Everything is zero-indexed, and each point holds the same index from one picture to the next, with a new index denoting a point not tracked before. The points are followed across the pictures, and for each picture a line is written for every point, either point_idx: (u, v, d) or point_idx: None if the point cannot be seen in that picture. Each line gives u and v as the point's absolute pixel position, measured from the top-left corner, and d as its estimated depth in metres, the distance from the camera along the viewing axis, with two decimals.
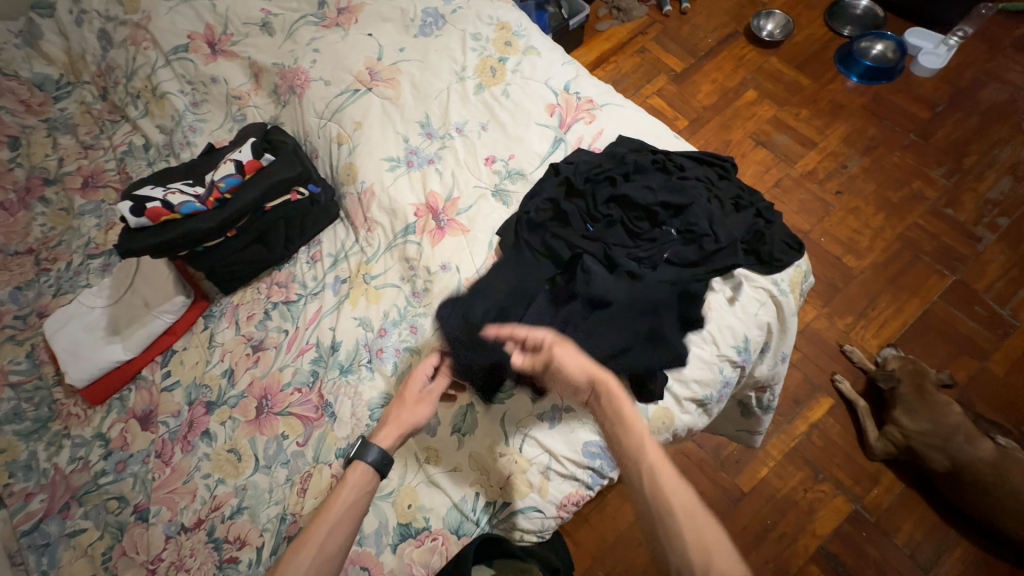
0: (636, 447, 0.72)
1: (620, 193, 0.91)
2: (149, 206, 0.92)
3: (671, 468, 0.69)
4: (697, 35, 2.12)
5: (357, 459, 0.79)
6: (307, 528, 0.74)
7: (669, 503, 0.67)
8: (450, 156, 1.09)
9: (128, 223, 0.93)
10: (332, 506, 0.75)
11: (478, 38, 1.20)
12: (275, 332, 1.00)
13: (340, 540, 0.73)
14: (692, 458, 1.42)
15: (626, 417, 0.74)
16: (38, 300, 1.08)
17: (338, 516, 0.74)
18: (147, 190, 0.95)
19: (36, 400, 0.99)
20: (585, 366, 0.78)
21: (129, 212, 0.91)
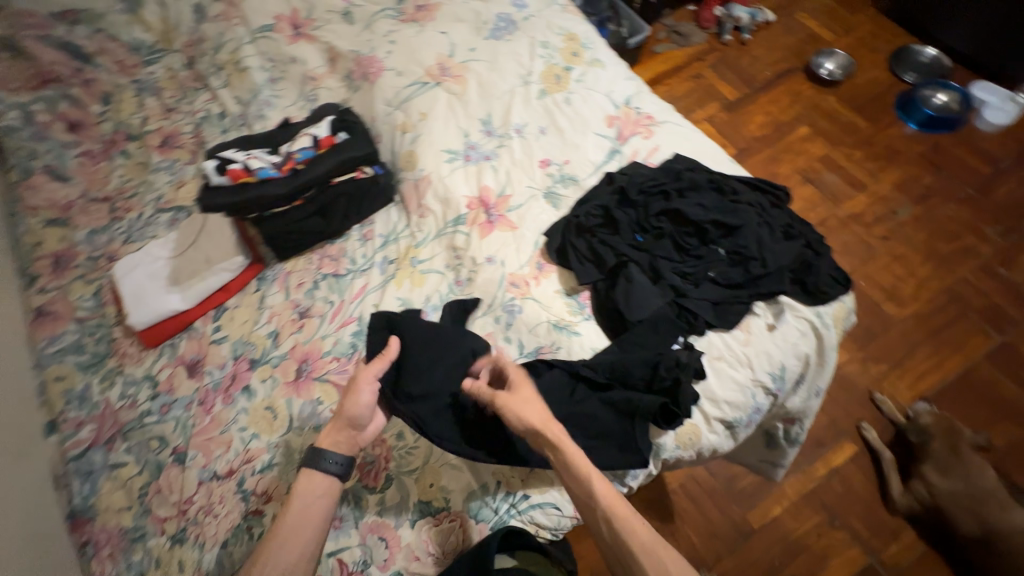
0: (588, 493, 0.72)
1: (673, 208, 0.92)
2: (231, 168, 1.01)
3: (622, 503, 0.72)
4: (754, 66, 2.12)
5: (311, 468, 0.78)
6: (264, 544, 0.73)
7: (624, 541, 0.70)
8: (507, 155, 1.12)
9: (211, 181, 1.02)
10: (289, 516, 0.74)
11: (547, 46, 1.24)
12: (321, 302, 1.04)
13: (305, 544, 0.73)
14: (704, 486, 1.39)
15: (576, 464, 0.74)
16: (110, 245, 1.16)
17: (294, 526, 0.73)
18: (232, 152, 1.05)
19: (97, 336, 1.05)
20: (530, 410, 0.77)
21: (213, 170, 1.00)
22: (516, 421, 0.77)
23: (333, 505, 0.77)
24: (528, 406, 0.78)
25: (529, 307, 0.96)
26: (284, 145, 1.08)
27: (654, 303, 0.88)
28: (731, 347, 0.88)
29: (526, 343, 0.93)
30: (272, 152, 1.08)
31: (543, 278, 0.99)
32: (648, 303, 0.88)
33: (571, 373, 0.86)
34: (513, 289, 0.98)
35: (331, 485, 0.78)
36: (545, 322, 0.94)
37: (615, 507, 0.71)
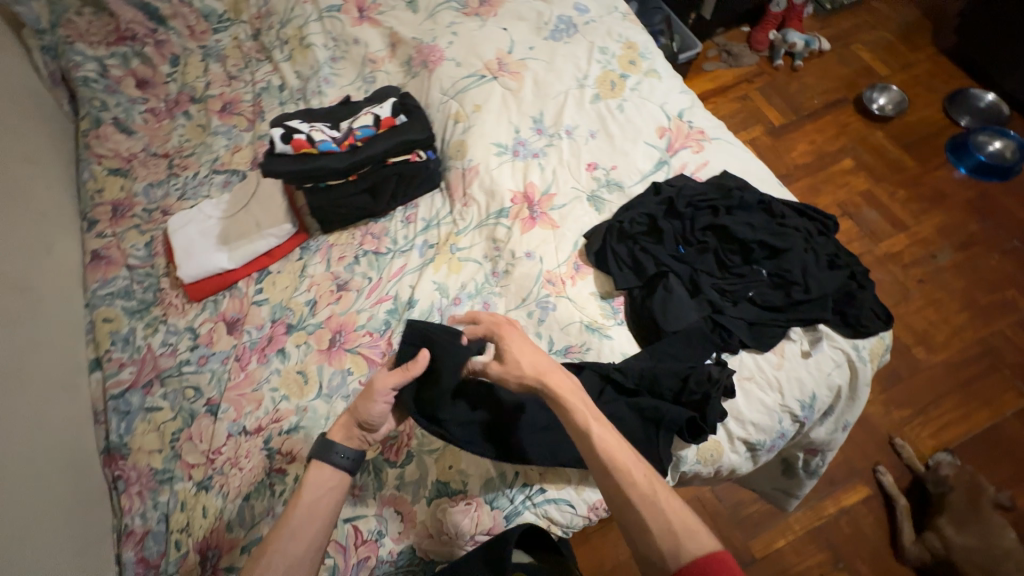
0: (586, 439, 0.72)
1: (720, 224, 0.92)
2: (296, 137, 1.03)
3: (624, 455, 0.71)
4: (804, 94, 2.10)
5: (320, 459, 0.78)
6: (269, 538, 0.73)
7: (627, 496, 0.68)
8: (555, 154, 1.14)
9: (274, 148, 1.03)
10: (295, 510, 0.74)
11: (605, 52, 1.25)
12: (360, 277, 1.07)
13: (312, 538, 0.73)
14: (708, 509, 1.38)
15: (570, 409, 0.74)
16: (165, 200, 1.21)
17: (300, 521, 0.73)
18: (296, 123, 1.08)
19: (146, 285, 1.09)
20: (526, 358, 0.79)
21: (278, 138, 1.03)
22: (515, 373, 0.79)
23: (340, 499, 0.77)
24: (524, 352, 0.80)
25: (563, 306, 0.97)
26: (345, 121, 1.10)
27: (689, 316, 0.89)
28: (763, 369, 0.88)
29: (556, 340, 0.94)
30: (334, 126, 1.10)
31: (579, 279, 1.00)
32: (684, 316, 0.89)
33: (603, 376, 0.87)
34: (548, 286, 0.99)
35: (338, 480, 0.78)
36: (577, 322, 0.95)
37: (618, 460, 0.70)
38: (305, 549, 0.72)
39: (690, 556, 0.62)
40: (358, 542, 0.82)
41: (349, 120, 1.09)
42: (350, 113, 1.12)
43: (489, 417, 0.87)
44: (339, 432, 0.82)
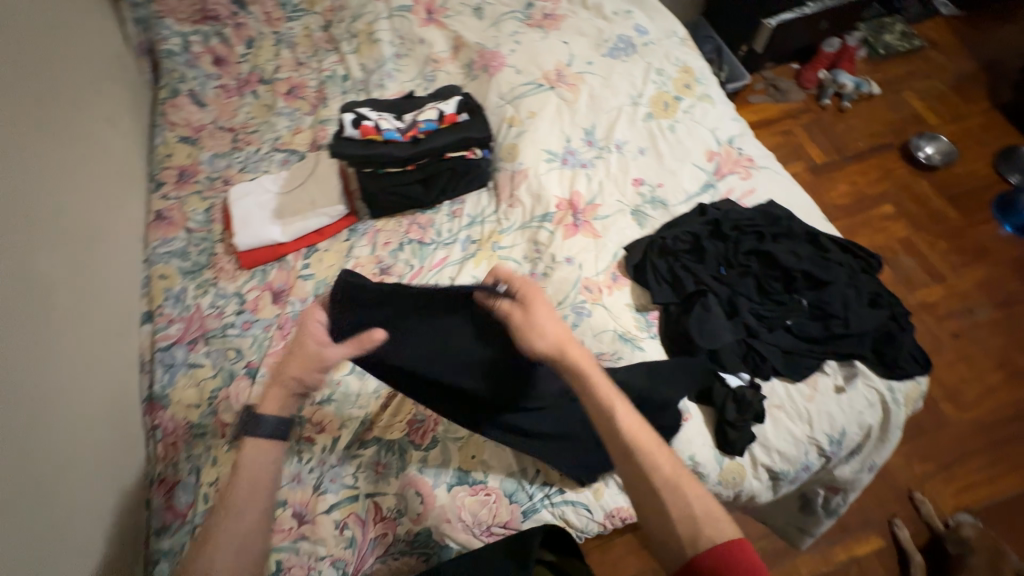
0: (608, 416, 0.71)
1: (765, 250, 0.93)
2: (364, 125, 1.09)
3: (645, 435, 0.70)
4: (849, 135, 2.09)
5: (247, 438, 0.76)
6: (211, 522, 0.71)
7: (649, 478, 0.68)
8: (602, 167, 1.16)
9: (343, 132, 1.10)
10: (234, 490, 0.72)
11: (661, 74, 1.28)
12: (402, 264, 1.10)
13: (259, 513, 0.72)
14: None
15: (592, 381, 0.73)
16: (227, 170, 1.27)
17: (242, 501, 0.71)
18: (366, 110, 1.13)
19: (201, 248, 1.15)
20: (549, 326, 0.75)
21: (348, 123, 1.09)
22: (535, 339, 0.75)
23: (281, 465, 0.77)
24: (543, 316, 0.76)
25: (599, 313, 0.98)
26: (411, 113, 1.15)
27: (725, 337, 0.89)
28: (794, 399, 0.88)
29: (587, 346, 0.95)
30: (400, 117, 1.15)
31: (616, 290, 1.02)
32: (720, 336, 0.89)
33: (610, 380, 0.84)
34: (585, 292, 1.01)
35: (275, 454, 0.77)
36: (611, 330, 0.96)
37: (640, 444, 0.70)
38: (254, 526, 0.71)
39: (709, 544, 0.63)
40: (376, 518, 0.84)
41: (415, 113, 1.14)
42: (414, 107, 1.17)
43: (510, 397, 0.84)
44: (270, 403, 0.78)
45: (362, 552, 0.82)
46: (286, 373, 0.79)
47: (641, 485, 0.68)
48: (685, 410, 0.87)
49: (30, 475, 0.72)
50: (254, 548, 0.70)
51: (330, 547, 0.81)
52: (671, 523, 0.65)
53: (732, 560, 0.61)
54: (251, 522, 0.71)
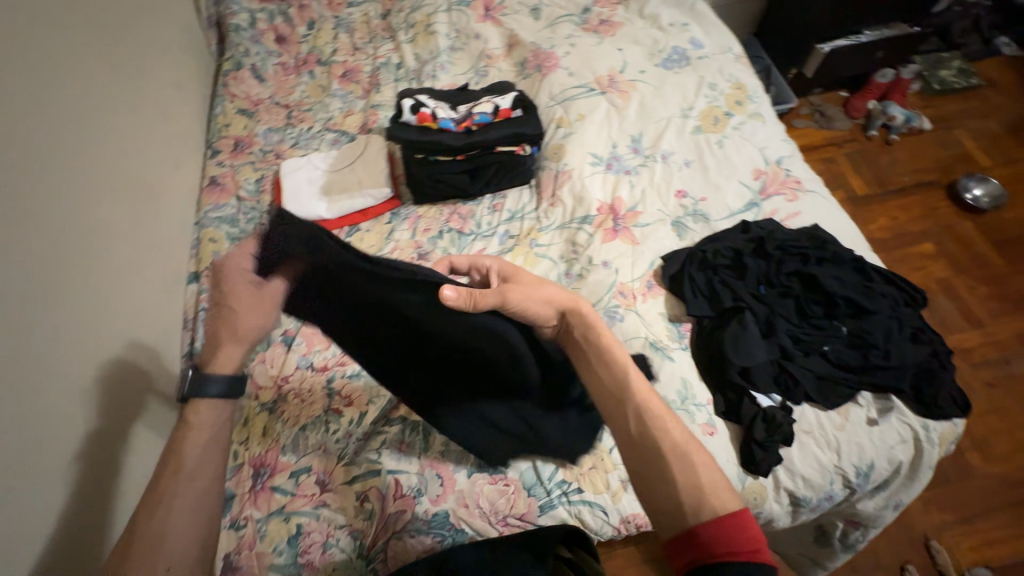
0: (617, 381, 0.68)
1: (809, 272, 0.93)
2: (421, 111, 1.12)
3: (655, 402, 0.66)
4: (894, 168, 2.04)
5: (196, 399, 0.73)
6: (160, 482, 0.68)
7: (655, 444, 0.63)
8: (647, 175, 1.17)
9: (400, 117, 1.13)
10: (186, 455, 0.70)
11: (714, 88, 1.27)
12: (440, 251, 1.12)
13: (212, 475, 0.71)
14: None
15: (606, 347, 0.71)
16: (279, 145, 1.32)
17: (197, 462, 0.70)
18: (425, 98, 1.17)
19: (250, 217, 1.19)
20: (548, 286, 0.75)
21: (406, 109, 1.13)
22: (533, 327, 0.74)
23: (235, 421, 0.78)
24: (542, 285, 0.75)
25: (631, 319, 0.98)
26: (466, 106, 1.18)
27: (760, 356, 0.88)
28: (823, 426, 0.86)
29: None
30: (456, 108, 1.18)
31: (650, 298, 1.02)
32: (754, 354, 0.88)
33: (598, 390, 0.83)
34: (620, 297, 1.01)
35: (227, 413, 0.76)
36: (642, 337, 0.96)
37: (651, 406, 0.65)
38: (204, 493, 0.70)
39: (713, 514, 0.57)
40: (397, 494, 0.84)
41: (471, 105, 1.17)
42: (470, 99, 1.20)
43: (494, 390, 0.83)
44: (220, 360, 0.75)
45: (379, 526, 0.82)
46: (241, 330, 0.75)
47: (648, 449, 0.63)
48: (711, 424, 0.87)
49: (78, 414, 0.76)
50: (207, 509, 0.70)
51: (348, 517, 0.83)
52: (676, 485, 0.60)
53: (730, 529, 0.56)
54: (201, 482, 0.70)
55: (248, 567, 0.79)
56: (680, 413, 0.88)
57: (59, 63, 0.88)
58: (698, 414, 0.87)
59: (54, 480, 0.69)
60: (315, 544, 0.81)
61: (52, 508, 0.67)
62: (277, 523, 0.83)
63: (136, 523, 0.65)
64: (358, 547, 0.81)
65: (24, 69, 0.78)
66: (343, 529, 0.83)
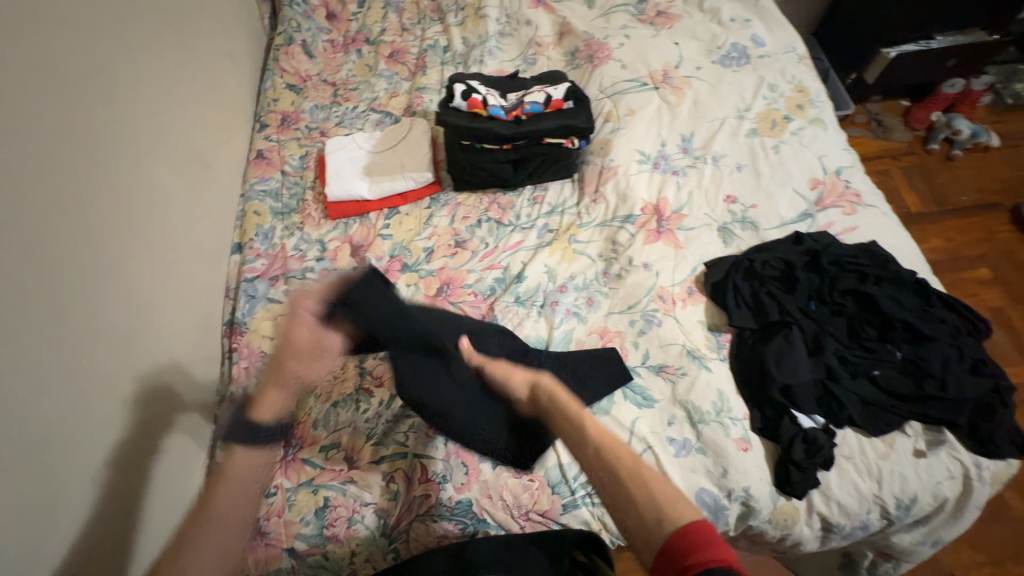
0: (574, 426, 0.67)
1: (865, 292, 0.88)
2: (473, 97, 1.10)
3: (609, 433, 0.64)
4: (953, 188, 1.90)
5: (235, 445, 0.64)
6: (189, 526, 0.60)
7: (613, 478, 0.60)
8: (695, 177, 1.12)
9: (450, 100, 1.11)
10: (214, 497, 0.61)
11: (774, 90, 1.21)
12: (477, 240, 1.12)
13: (236, 527, 0.61)
14: None
15: (562, 399, 0.71)
16: (325, 122, 1.32)
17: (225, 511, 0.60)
18: (476, 83, 1.14)
19: (293, 192, 1.21)
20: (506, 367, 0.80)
21: (458, 93, 1.10)
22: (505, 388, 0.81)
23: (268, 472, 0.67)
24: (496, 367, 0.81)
25: (669, 325, 0.96)
26: (517, 94, 1.15)
27: (804, 375, 0.84)
28: (866, 453, 0.83)
29: (651, 355, 0.94)
30: (506, 96, 1.15)
31: (689, 304, 0.99)
32: (799, 372, 0.84)
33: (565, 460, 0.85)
34: (658, 301, 0.99)
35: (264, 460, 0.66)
36: (679, 344, 0.94)
37: (612, 444, 0.63)
38: (229, 538, 0.61)
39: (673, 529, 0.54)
40: (422, 478, 0.85)
41: (522, 94, 1.14)
42: (521, 87, 1.18)
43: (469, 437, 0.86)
44: (263, 403, 0.69)
45: (403, 508, 0.84)
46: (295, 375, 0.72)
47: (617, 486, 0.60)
48: (746, 440, 0.85)
49: (122, 372, 0.79)
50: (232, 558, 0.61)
51: (373, 497, 0.84)
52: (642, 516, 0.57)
53: (690, 540, 0.52)
54: (226, 532, 0.60)
55: (276, 534, 0.82)
56: (715, 425, 0.86)
57: (116, 31, 0.90)
58: (733, 428, 0.85)
59: (98, 433, 0.72)
60: (341, 518, 0.83)
61: (95, 459, 0.71)
62: (306, 494, 0.85)
63: (160, 564, 0.58)
64: (381, 527, 0.83)
65: (81, 35, 0.80)
66: (368, 507, 0.84)
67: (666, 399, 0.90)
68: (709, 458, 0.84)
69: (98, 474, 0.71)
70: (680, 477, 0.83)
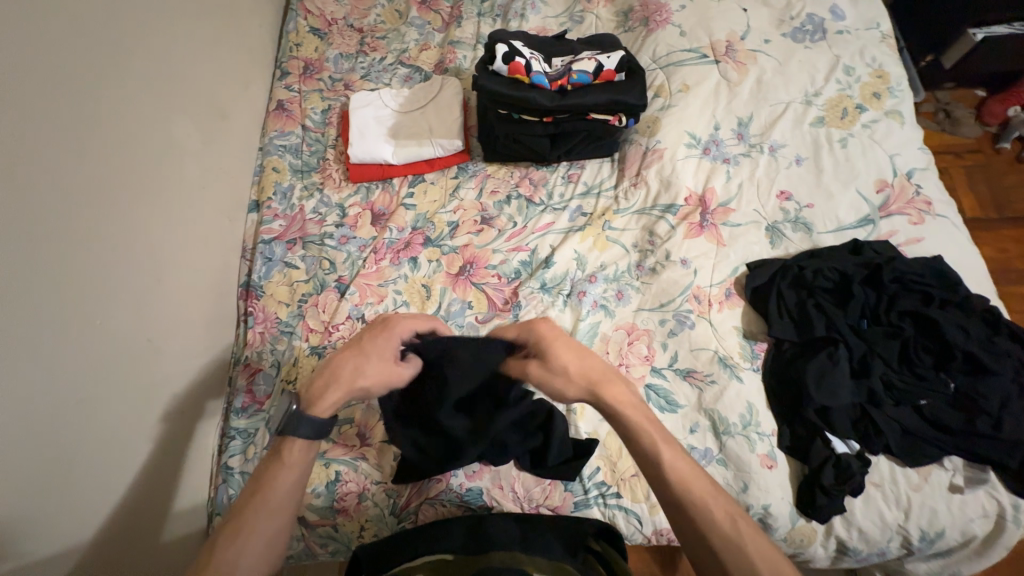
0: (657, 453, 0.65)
1: (928, 316, 0.80)
2: (515, 60, 0.98)
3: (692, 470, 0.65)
4: (1017, 192, 1.69)
5: (287, 432, 0.67)
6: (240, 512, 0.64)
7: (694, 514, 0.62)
8: (747, 167, 1.03)
9: (489, 63, 1.00)
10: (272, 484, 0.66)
11: (849, 73, 1.07)
12: (505, 218, 1.05)
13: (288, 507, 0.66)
14: None
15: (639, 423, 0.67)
16: (349, 73, 1.23)
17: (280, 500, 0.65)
18: (518, 44, 1.02)
19: (313, 149, 1.14)
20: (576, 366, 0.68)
21: (499, 54, 0.98)
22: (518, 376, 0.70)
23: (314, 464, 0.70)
24: (569, 353, 0.68)
25: (702, 328, 0.91)
26: (563, 60, 1.03)
27: (845, 397, 0.80)
28: (897, 483, 0.79)
29: (680, 358, 0.89)
30: (550, 62, 1.04)
31: (726, 308, 0.93)
32: (839, 394, 0.79)
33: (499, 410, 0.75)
34: (693, 301, 0.93)
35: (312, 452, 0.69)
36: (711, 350, 0.89)
37: (690, 485, 0.63)
38: (286, 511, 0.66)
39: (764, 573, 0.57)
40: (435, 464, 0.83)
41: (569, 61, 1.02)
42: (568, 52, 1.06)
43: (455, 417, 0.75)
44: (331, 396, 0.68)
45: (412, 489, 0.83)
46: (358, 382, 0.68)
47: (691, 524, 0.63)
48: (771, 457, 0.81)
49: (134, 333, 0.77)
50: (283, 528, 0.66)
51: (383, 477, 0.84)
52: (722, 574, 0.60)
53: None
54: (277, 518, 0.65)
55: None
56: (740, 438, 0.82)
57: None
58: (759, 444, 0.82)
59: (110, 395, 0.72)
60: (351, 493, 0.83)
61: (106, 420, 0.71)
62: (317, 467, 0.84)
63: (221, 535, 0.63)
64: (391, 506, 0.82)
65: None
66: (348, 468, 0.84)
67: (691, 406, 0.86)
68: (730, 471, 0.81)
69: (111, 435, 0.72)
70: None
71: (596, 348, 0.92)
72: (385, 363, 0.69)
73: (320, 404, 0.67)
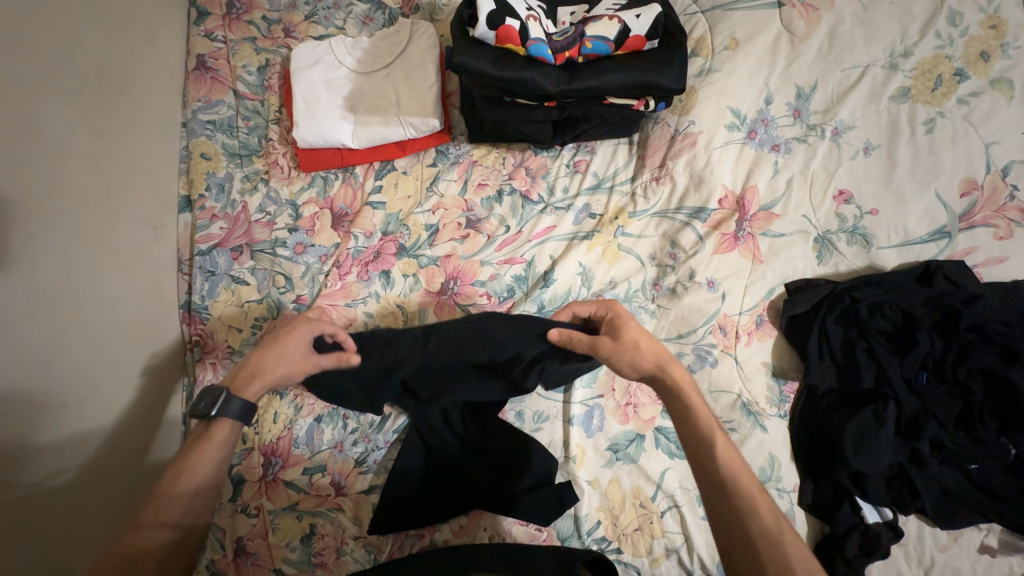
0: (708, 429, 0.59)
1: (1007, 378, 0.67)
2: (507, 23, 0.71)
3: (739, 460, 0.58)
4: None
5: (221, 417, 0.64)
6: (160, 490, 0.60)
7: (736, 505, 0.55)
8: (801, 157, 0.81)
9: (472, 31, 0.73)
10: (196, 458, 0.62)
11: (956, 22, 0.79)
12: (496, 221, 0.85)
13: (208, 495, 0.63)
14: None
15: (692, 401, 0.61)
16: (289, 11, 0.93)
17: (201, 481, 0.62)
18: None
19: (251, 125, 0.90)
20: (644, 342, 0.65)
21: (485, 17, 0.71)
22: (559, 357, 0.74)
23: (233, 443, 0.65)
24: (634, 331, 0.66)
25: (725, 367, 0.77)
26: (577, 18, 0.78)
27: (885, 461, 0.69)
28: (922, 542, 0.71)
29: None
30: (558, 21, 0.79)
31: (755, 340, 0.78)
32: (880, 459, 0.69)
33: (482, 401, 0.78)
34: (717, 333, 0.78)
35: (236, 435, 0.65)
36: (733, 394, 0.76)
37: (742, 482, 0.56)
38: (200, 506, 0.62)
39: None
40: (419, 517, 0.75)
41: (582, 17, 0.77)
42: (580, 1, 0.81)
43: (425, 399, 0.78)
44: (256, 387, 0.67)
45: (395, 544, 0.75)
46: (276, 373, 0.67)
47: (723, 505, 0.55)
48: (790, 516, 0.73)
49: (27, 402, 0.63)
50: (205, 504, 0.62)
51: (360, 529, 0.76)
52: None
53: None
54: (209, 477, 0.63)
55: (261, 553, 0.76)
56: None
57: None
58: (779, 502, 0.73)
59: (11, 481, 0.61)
60: (329, 547, 0.75)
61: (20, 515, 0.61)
62: (290, 520, 0.77)
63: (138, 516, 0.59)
64: (371, 562, 0.75)
65: None
66: (384, 433, 0.81)
67: None
68: None
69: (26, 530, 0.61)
70: (706, 543, 0.74)
71: (600, 384, 0.82)
72: (293, 356, 0.68)
73: (247, 395, 0.66)
